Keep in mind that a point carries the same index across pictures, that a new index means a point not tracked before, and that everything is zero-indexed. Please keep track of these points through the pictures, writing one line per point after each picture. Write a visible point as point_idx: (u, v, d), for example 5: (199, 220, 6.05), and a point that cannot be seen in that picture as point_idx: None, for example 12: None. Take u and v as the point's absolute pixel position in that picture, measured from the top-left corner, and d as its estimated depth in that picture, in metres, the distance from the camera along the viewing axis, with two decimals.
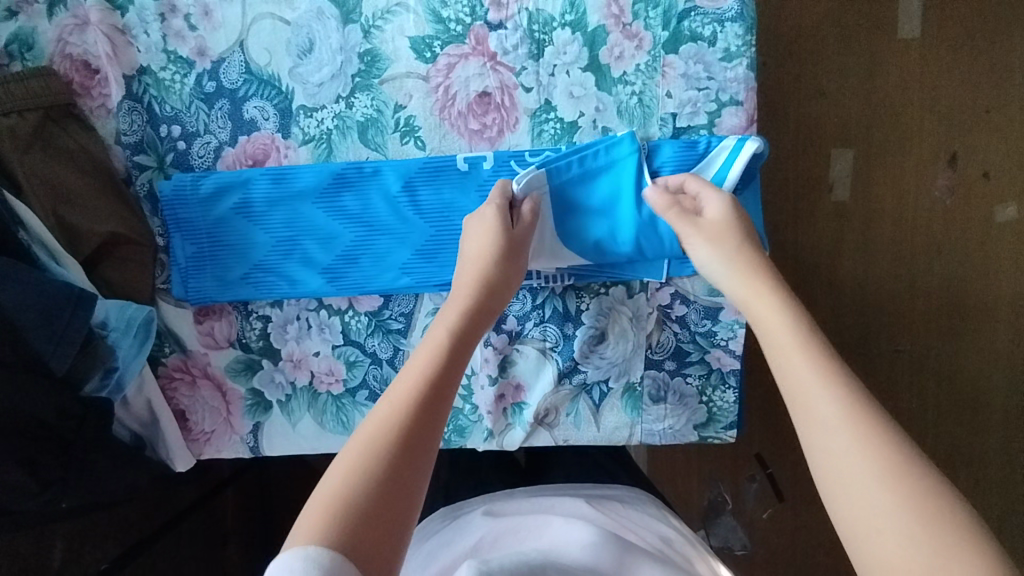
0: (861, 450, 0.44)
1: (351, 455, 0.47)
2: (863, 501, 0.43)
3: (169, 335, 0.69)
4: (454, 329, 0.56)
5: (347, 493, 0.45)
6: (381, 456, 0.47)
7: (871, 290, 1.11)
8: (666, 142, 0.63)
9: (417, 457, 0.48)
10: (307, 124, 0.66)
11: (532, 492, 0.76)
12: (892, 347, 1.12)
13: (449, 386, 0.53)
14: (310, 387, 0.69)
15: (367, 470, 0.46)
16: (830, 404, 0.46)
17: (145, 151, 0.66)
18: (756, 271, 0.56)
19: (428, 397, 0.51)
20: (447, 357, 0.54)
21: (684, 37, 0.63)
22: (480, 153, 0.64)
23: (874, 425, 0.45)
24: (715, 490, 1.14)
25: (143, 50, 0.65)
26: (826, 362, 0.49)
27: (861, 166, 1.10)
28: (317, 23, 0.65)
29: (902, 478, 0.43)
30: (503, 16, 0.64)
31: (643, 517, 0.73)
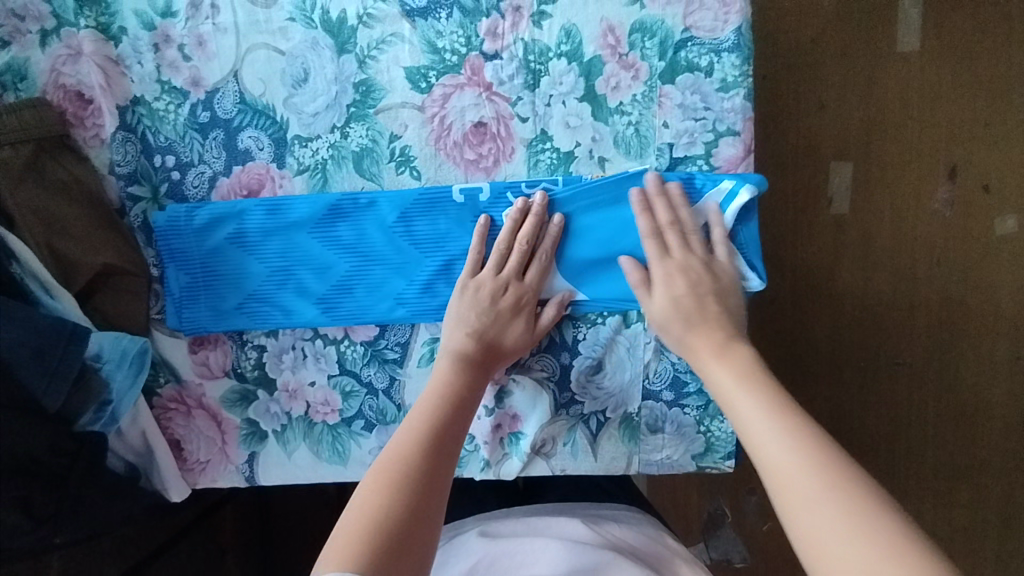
0: (813, 483, 0.47)
1: (370, 495, 0.52)
2: (816, 530, 0.45)
3: (164, 365, 0.68)
4: (463, 372, 0.62)
5: (375, 519, 0.50)
6: (407, 493, 0.52)
7: (870, 304, 1.11)
8: (662, 177, 0.63)
9: (439, 486, 0.54)
10: (302, 154, 0.65)
11: (527, 513, 0.76)
12: (892, 362, 1.11)
13: (460, 423, 0.59)
14: (305, 417, 0.69)
15: (392, 505, 0.51)
16: (787, 458, 0.49)
17: (139, 181, 0.66)
18: (701, 325, 0.60)
19: (440, 437, 0.57)
20: (454, 396, 0.60)
21: (680, 67, 0.63)
22: (476, 184, 0.64)
23: (826, 460, 0.48)
24: (715, 503, 1.14)
25: (137, 81, 0.65)
26: (772, 402, 0.53)
27: (860, 180, 1.09)
28: (311, 53, 0.64)
29: (846, 502, 0.46)
30: (499, 46, 0.63)
31: (638, 536, 0.72)
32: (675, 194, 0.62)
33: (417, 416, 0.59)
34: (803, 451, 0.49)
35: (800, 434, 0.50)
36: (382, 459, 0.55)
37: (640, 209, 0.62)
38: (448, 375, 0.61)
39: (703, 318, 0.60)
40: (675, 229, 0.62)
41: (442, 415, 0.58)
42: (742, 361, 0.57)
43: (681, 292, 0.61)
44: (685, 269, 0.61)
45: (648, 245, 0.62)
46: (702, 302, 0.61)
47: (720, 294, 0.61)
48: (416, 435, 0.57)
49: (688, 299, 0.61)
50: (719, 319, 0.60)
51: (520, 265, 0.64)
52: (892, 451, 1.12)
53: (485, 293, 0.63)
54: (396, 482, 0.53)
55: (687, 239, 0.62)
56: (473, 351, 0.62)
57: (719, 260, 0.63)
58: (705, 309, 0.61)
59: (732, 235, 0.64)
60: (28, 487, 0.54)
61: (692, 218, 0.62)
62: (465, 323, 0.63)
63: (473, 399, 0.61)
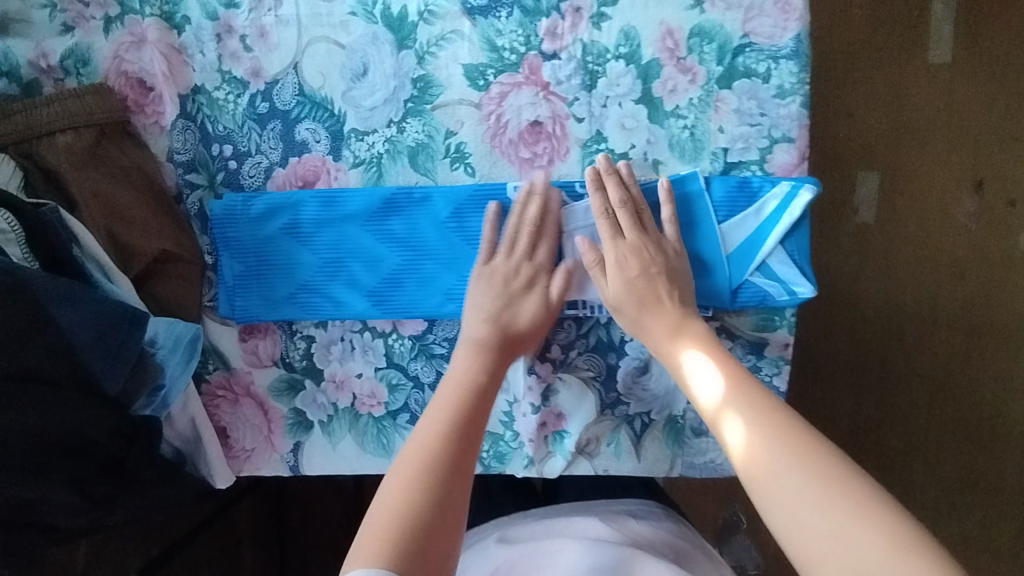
0: (776, 453, 0.49)
1: (397, 491, 0.51)
2: (781, 496, 0.48)
3: (214, 352, 0.69)
4: (484, 363, 0.61)
5: (403, 513, 0.49)
6: (430, 483, 0.52)
7: (891, 313, 1.11)
8: (717, 180, 0.63)
9: (465, 474, 0.54)
10: (358, 148, 0.66)
11: (546, 515, 0.76)
12: (913, 377, 1.11)
13: (483, 411, 0.59)
14: (351, 409, 0.70)
15: (419, 496, 0.51)
16: (752, 432, 0.51)
17: (197, 170, 0.66)
18: (655, 308, 0.61)
19: (463, 424, 0.57)
20: (474, 383, 0.60)
21: (738, 72, 0.63)
22: (531, 182, 0.65)
23: (788, 431, 0.50)
24: (731, 509, 1.14)
25: (198, 70, 0.65)
26: (730, 380, 0.55)
27: (887, 190, 1.10)
28: (371, 48, 0.65)
29: (810, 466, 0.48)
30: (558, 46, 0.64)
31: (658, 532, 0.73)
32: (625, 174, 0.63)
33: (440, 405, 0.58)
34: (769, 430, 0.51)
35: (761, 407, 0.52)
36: (407, 450, 0.55)
37: (594, 187, 0.63)
38: (467, 363, 0.61)
39: (655, 298, 0.61)
40: (627, 210, 0.62)
41: (464, 401, 0.58)
42: (701, 339, 0.59)
43: (633, 275, 0.62)
44: (636, 250, 0.62)
45: (602, 226, 0.63)
46: (654, 283, 0.61)
47: (672, 278, 0.62)
48: (436, 424, 0.57)
49: (639, 283, 0.61)
50: (669, 298, 0.62)
51: (529, 247, 0.64)
52: (913, 467, 1.12)
53: (499, 276, 0.64)
54: (422, 474, 0.52)
55: (640, 219, 0.63)
56: (493, 343, 0.63)
57: (671, 238, 0.63)
58: (654, 291, 0.61)
59: (785, 242, 0.64)
60: (82, 467, 0.56)
61: (641, 197, 0.63)
62: (478, 307, 0.64)
63: (495, 383, 0.61)
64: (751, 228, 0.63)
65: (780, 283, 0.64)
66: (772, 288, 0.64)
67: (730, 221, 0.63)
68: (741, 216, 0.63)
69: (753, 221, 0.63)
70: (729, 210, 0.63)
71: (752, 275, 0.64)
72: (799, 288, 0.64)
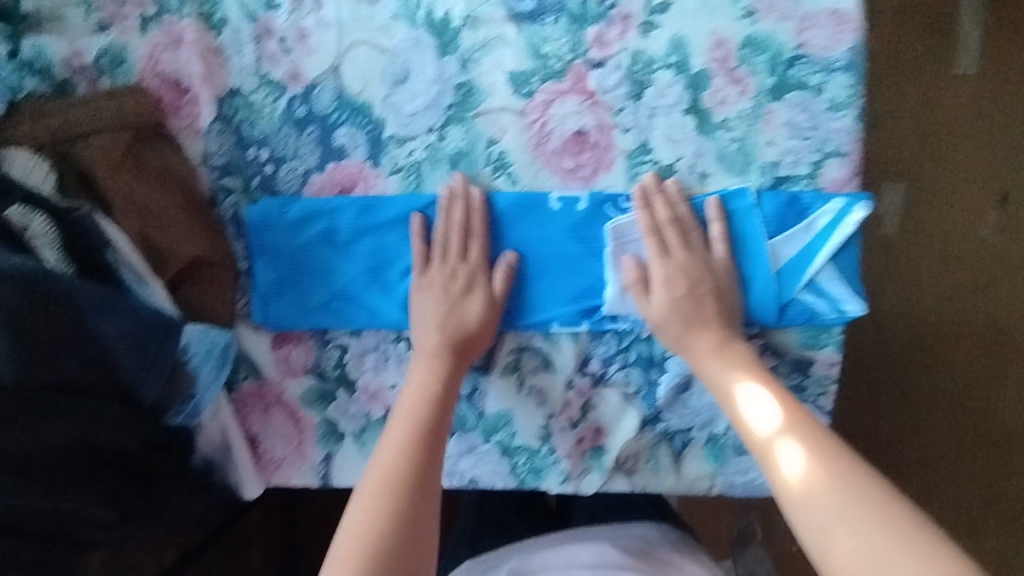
0: (821, 479, 0.51)
1: (359, 510, 0.55)
2: (820, 519, 0.49)
3: (245, 360, 0.68)
4: (438, 376, 0.62)
5: (368, 536, 0.53)
6: (394, 502, 0.55)
7: (913, 325, 1.09)
8: (767, 196, 0.62)
9: (427, 490, 0.57)
10: (397, 155, 0.65)
11: (556, 541, 0.77)
12: (934, 392, 1.10)
13: (440, 423, 0.61)
14: (385, 420, 0.69)
15: (381, 517, 0.54)
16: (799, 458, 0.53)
17: (233, 174, 0.65)
18: (699, 327, 0.61)
19: (423, 441, 0.59)
20: (431, 397, 0.61)
21: (790, 84, 0.61)
22: (574, 194, 0.63)
23: (835, 461, 0.51)
24: (746, 519, 1.10)
25: (235, 72, 0.64)
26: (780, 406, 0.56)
27: (912, 201, 1.08)
28: (413, 52, 0.63)
29: (853, 496, 0.49)
30: (605, 54, 0.62)
31: (670, 556, 0.74)
32: (674, 193, 0.63)
33: (399, 421, 0.60)
34: (817, 458, 0.52)
35: (811, 436, 0.53)
36: (369, 471, 0.58)
37: (640, 204, 0.63)
38: (424, 376, 0.62)
39: (700, 318, 0.61)
40: (674, 228, 0.62)
41: (426, 416, 0.60)
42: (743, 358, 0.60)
43: (679, 294, 0.62)
44: (683, 269, 0.62)
45: (648, 244, 0.63)
46: (700, 302, 0.61)
47: (719, 296, 0.62)
48: (399, 440, 0.59)
49: (684, 302, 0.61)
50: (713, 317, 0.61)
51: (462, 248, 0.64)
52: (937, 485, 1.10)
53: (437, 287, 0.64)
54: (386, 494, 0.55)
55: (688, 237, 0.63)
56: (442, 354, 0.62)
57: (719, 257, 0.62)
58: (699, 310, 0.61)
59: (835, 259, 0.63)
60: (115, 480, 0.54)
61: (690, 215, 0.63)
62: (424, 313, 0.64)
63: (451, 394, 0.62)
64: (801, 245, 0.63)
65: (829, 301, 0.63)
66: (820, 306, 0.63)
67: (780, 237, 0.63)
68: (793, 232, 0.62)
69: (803, 238, 0.62)
70: (780, 225, 0.62)
71: (800, 292, 0.63)
72: (849, 306, 0.63)
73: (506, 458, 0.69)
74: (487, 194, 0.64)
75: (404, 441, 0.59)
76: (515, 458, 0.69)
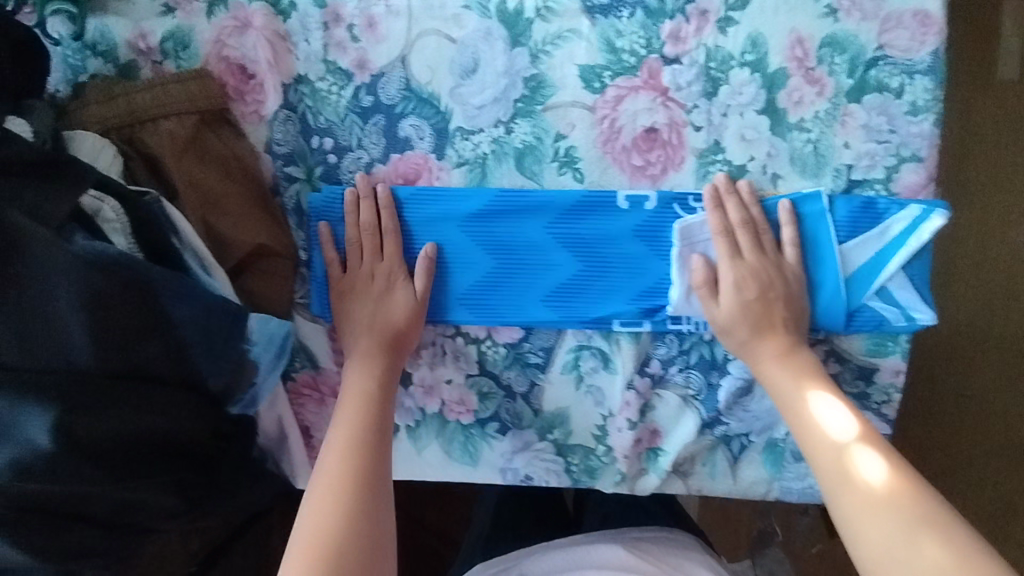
0: (886, 492, 0.51)
1: (311, 510, 0.53)
2: (877, 531, 0.50)
3: (302, 351, 0.68)
4: (374, 378, 0.62)
5: (320, 534, 0.51)
6: (347, 501, 0.54)
7: (986, 336, 0.99)
8: (840, 200, 0.61)
9: (375, 489, 0.56)
10: (463, 147, 0.64)
11: (564, 542, 0.77)
12: (977, 415, 1.00)
13: (383, 424, 0.61)
14: (439, 415, 0.68)
15: (337, 515, 0.53)
16: (863, 468, 0.53)
17: (296, 162, 0.64)
18: (767, 331, 0.60)
19: (372, 441, 0.59)
20: (371, 397, 0.61)
21: (869, 86, 0.60)
22: (642, 192, 0.63)
23: (897, 473, 0.52)
24: (767, 521, 1.09)
25: (302, 59, 0.63)
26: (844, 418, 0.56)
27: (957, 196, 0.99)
28: (484, 43, 0.62)
29: (911, 508, 0.49)
30: (680, 50, 0.61)
31: (677, 557, 0.75)
32: (746, 193, 0.61)
33: (343, 420, 0.60)
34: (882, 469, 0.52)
35: (876, 446, 0.54)
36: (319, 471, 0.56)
37: (711, 205, 0.61)
38: (365, 378, 0.62)
39: (770, 321, 0.60)
40: (746, 229, 0.61)
41: (368, 417, 0.60)
42: (801, 366, 0.60)
43: (750, 296, 0.60)
44: (755, 271, 0.60)
45: (717, 243, 0.62)
46: (770, 307, 0.60)
47: (789, 301, 0.61)
48: (343, 440, 0.58)
49: (755, 305, 0.60)
50: (780, 323, 0.60)
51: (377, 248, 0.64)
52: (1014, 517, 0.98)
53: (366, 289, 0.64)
54: (337, 493, 0.54)
55: (759, 239, 0.61)
56: (378, 354, 0.63)
57: (790, 262, 0.61)
58: (770, 313, 0.60)
59: (906, 266, 0.62)
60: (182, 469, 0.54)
61: (761, 217, 0.62)
62: (348, 313, 0.64)
63: (387, 392, 0.62)
64: (873, 250, 0.61)
65: (899, 308, 0.62)
66: (890, 313, 0.62)
67: (852, 243, 0.61)
68: (865, 237, 0.61)
69: (876, 244, 0.61)
70: (852, 230, 0.61)
71: (870, 298, 0.62)
72: (919, 314, 0.62)
73: (561, 457, 0.68)
74: (390, 189, 0.64)
75: (349, 439, 0.58)
76: (570, 457, 0.68)
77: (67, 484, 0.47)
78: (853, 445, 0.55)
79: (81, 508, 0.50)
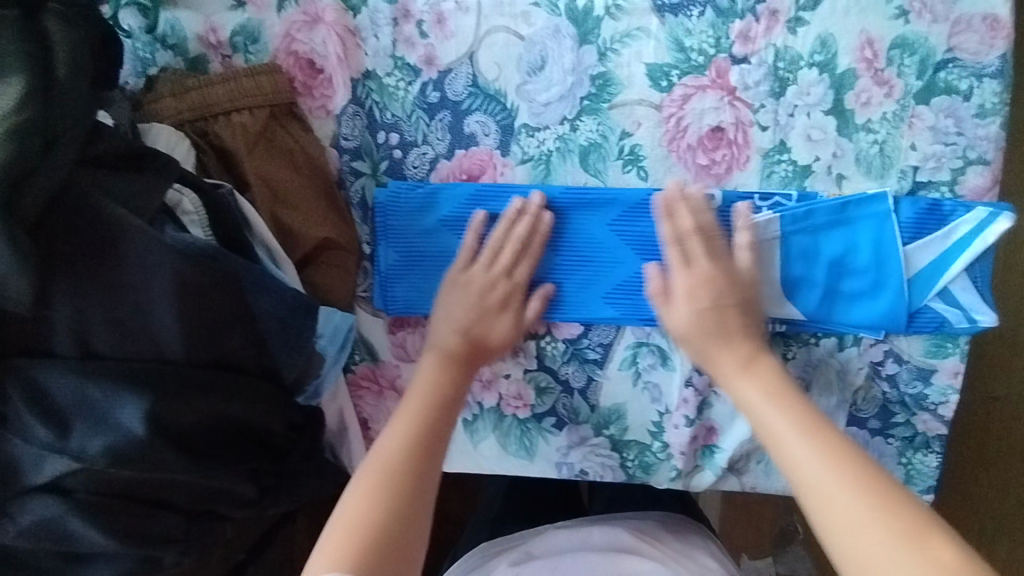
0: (870, 525, 0.44)
1: (355, 500, 0.51)
2: None
3: (362, 344, 0.68)
4: (452, 382, 0.60)
5: (361, 529, 0.49)
6: (395, 496, 0.52)
7: None
8: (905, 202, 0.61)
9: (427, 492, 0.54)
10: (528, 144, 0.64)
11: (562, 524, 0.78)
12: (1014, 419, 0.92)
13: (445, 426, 0.58)
14: (496, 409, 0.69)
15: (381, 512, 0.50)
16: (823, 474, 0.47)
17: (362, 157, 0.65)
18: (723, 339, 0.58)
19: (429, 439, 0.56)
20: (440, 398, 0.59)
21: (938, 88, 0.60)
22: (707, 191, 0.63)
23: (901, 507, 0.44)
24: (790, 519, 1.08)
25: (371, 54, 0.63)
26: (798, 417, 0.51)
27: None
28: (552, 40, 0.62)
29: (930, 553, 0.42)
30: (749, 50, 0.61)
31: (673, 537, 0.76)
32: (700, 202, 0.60)
33: (408, 410, 0.58)
34: (843, 472, 0.47)
35: (832, 446, 0.48)
36: (371, 458, 0.54)
37: (662, 215, 0.61)
38: (434, 377, 0.60)
39: (725, 332, 0.58)
40: (698, 237, 0.60)
41: (432, 414, 0.58)
42: (771, 370, 0.56)
43: (704, 306, 0.59)
44: (709, 282, 0.59)
45: (671, 254, 0.60)
46: (724, 315, 0.58)
47: (743, 307, 0.59)
48: (404, 436, 0.55)
49: (709, 315, 0.58)
50: (743, 332, 0.58)
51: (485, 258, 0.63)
52: None
53: (467, 292, 0.62)
54: (384, 488, 0.52)
55: (712, 245, 0.60)
56: (460, 359, 0.62)
57: (744, 266, 0.60)
58: (727, 322, 0.58)
59: (969, 267, 0.62)
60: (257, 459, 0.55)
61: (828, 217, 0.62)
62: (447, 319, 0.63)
63: (458, 395, 0.60)
64: (936, 252, 0.62)
65: (960, 309, 0.63)
66: (951, 314, 0.63)
67: (916, 245, 0.62)
68: (928, 239, 0.62)
69: (940, 245, 0.62)
70: (916, 232, 0.62)
71: (932, 299, 0.63)
72: (981, 315, 0.62)
73: (617, 453, 0.69)
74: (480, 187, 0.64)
75: (406, 432, 0.56)
76: (626, 452, 0.69)
77: (155, 472, 0.48)
78: (819, 419, 0.51)
79: (165, 494, 0.51)
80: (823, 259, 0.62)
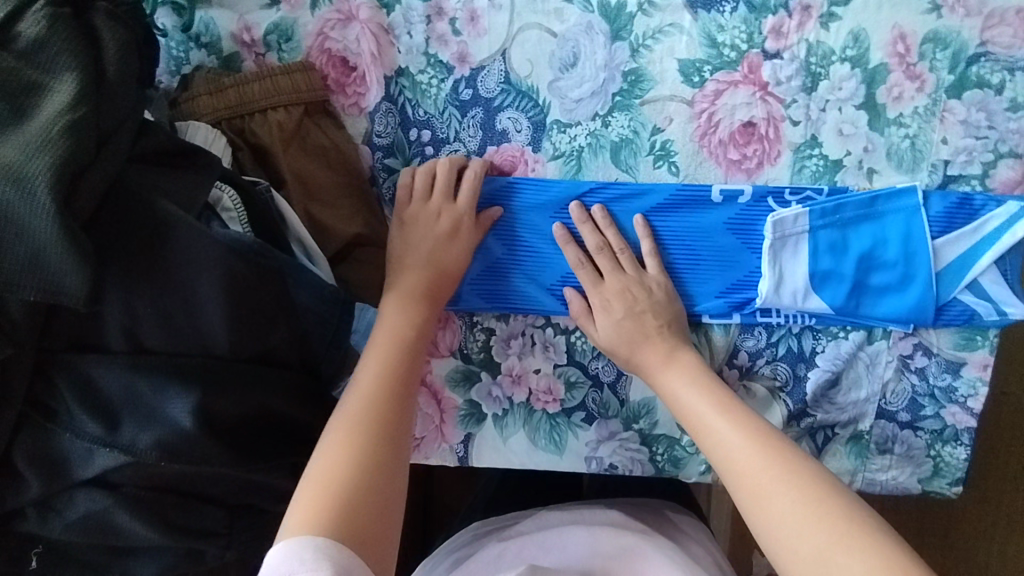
0: (782, 490, 0.50)
1: (327, 451, 0.52)
2: (799, 541, 0.48)
3: None
4: (411, 325, 0.61)
5: (335, 479, 0.50)
6: (365, 445, 0.53)
7: None
8: (935, 195, 0.62)
9: (396, 439, 0.55)
10: (559, 140, 0.64)
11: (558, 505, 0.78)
12: None
13: (409, 372, 0.60)
14: (527, 404, 0.70)
15: (352, 459, 0.52)
16: (739, 448, 0.54)
17: (395, 155, 0.65)
18: (644, 342, 0.62)
19: (397, 388, 0.58)
20: (403, 343, 0.60)
21: (970, 82, 0.61)
22: (737, 186, 0.63)
23: (801, 469, 0.51)
24: None
25: (404, 52, 0.64)
26: (718, 401, 0.58)
27: None
28: (585, 37, 0.62)
29: (826, 505, 0.49)
30: (781, 45, 0.61)
31: (665, 522, 0.77)
32: (599, 219, 0.64)
33: (372, 358, 0.59)
34: (757, 446, 0.54)
35: (745, 424, 0.56)
36: (338, 414, 0.54)
37: (563, 241, 0.64)
38: (396, 322, 0.61)
39: (644, 333, 0.63)
40: (603, 257, 0.64)
41: (396, 359, 0.59)
42: (691, 361, 0.62)
43: (618, 316, 0.63)
44: (620, 292, 0.63)
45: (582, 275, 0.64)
46: (641, 321, 0.63)
47: (656, 311, 0.63)
48: (370, 385, 0.57)
49: (624, 324, 0.63)
50: (657, 333, 0.63)
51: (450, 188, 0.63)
52: None
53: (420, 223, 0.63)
54: (355, 437, 0.53)
55: (617, 259, 0.64)
56: (417, 299, 0.62)
57: (652, 274, 0.64)
58: (641, 327, 0.63)
59: (999, 261, 0.63)
60: (297, 453, 0.56)
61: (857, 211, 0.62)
62: (402, 254, 0.63)
63: (420, 336, 0.62)
64: (966, 245, 0.63)
65: (990, 302, 0.63)
66: (981, 307, 0.63)
67: (946, 238, 0.62)
68: (959, 232, 0.62)
69: (970, 239, 0.62)
70: (947, 225, 0.62)
71: (962, 292, 0.63)
72: (1012, 308, 0.63)
73: (646, 447, 0.70)
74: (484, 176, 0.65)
75: (374, 387, 0.57)
76: (656, 446, 0.70)
77: (202, 465, 0.49)
78: (736, 401, 0.58)
79: (208, 486, 0.52)
80: (852, 253, 0.63)
